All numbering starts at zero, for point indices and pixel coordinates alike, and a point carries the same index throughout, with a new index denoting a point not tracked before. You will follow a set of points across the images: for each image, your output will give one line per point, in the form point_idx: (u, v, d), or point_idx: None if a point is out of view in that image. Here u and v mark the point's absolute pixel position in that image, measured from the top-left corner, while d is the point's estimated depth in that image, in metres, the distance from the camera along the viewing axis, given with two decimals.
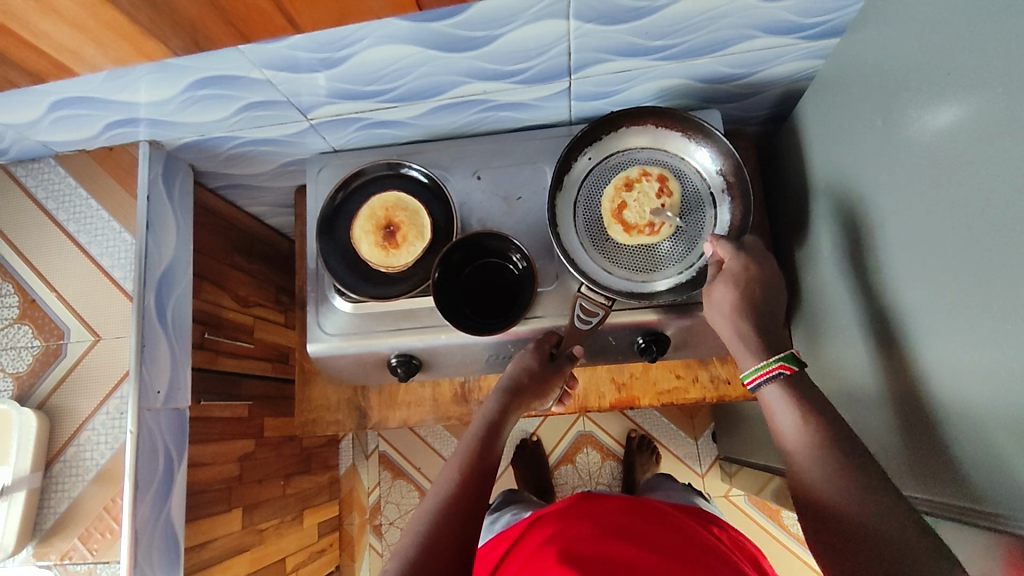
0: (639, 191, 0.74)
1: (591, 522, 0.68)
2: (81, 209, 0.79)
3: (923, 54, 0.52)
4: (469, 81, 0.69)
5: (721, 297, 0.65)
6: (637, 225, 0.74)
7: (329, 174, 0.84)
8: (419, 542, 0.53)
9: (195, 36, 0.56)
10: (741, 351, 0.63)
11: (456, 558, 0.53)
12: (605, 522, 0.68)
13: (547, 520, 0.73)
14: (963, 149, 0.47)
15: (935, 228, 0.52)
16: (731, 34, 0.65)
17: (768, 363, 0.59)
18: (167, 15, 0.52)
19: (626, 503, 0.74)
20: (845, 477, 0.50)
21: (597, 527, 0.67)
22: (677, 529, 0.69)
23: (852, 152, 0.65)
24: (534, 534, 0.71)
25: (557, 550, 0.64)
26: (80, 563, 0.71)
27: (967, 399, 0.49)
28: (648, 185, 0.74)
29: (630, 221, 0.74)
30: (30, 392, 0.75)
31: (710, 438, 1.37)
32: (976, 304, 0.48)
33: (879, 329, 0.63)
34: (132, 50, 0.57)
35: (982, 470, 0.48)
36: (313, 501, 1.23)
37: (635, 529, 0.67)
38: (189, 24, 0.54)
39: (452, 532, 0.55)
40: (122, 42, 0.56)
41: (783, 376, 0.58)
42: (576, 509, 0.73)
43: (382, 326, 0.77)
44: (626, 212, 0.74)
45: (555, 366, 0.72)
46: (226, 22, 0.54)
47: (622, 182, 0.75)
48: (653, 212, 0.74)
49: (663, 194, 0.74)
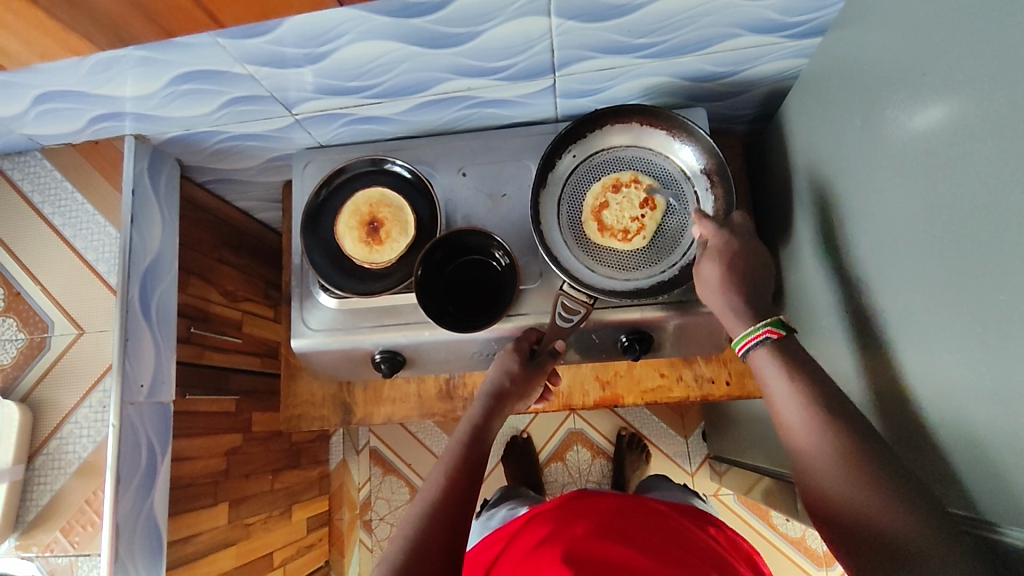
0: (624, 196, 0.75)
1: (584, 521, 0.69)
2: (65, 202, 0.79)
3: (903, 54, 0.51)
4: (452, 77, 0.69)
5: (709, 275, 0.64)
6: (608, 227, 0.74)
7: (315, 170, 0.84)
8: (407, 547, 0.54)
9: (118, 34, 0.56)
10: (733, 322, 0.61)
11: (444, 563, 0.53)
12: (600, 521, 0.69)
13: (541, 519, 0.73)
14: (941, 149, 0.47)
15: (914, 228, 0.52)
16: (715, 32, 0.65)
17: (756, 328, 0.58)
18: (87, 12, 0.52)
19: (616, 501, 0.74)
20: (847, 472, 0.48)
21: (589, 526, 0.67)
22: (669, 529, 0.69)
23: (833, 152, 0.65)
24: (527, 535, 0.71)
25: (549, 551, 0.64)
26: (61, 555, 0.72)
27: (947, 399, 0.50)
28: (631, 193, 0.75)
29: (603, 220, 0.74)
30: (14, 384, 0.75)
31: (700, 436, 1.37)
32: (953, 306, 0.48)
33: (860, 329, 0.63)
34: (71, 43, 0.57)
35: (965, 473, 0.49)
36: (302, 496, 1.23)
37: (626, 527, 0.68)
38: (149, 14, 0.53)
39: (439, 537, 0.55)
40: (45, 38, 0.56)
41: (772, 342, 0.57)
42: (568, 509, 0.73)
43: (365, 323, 0.77)
44: (605, 211, 0.74)
45: (536, 365, 0.72)
46: (146, 19, 0.54)
47: (612, 182, 0.75)
48: (632, 221, 0.74)
49: (643, 207, 0.74)
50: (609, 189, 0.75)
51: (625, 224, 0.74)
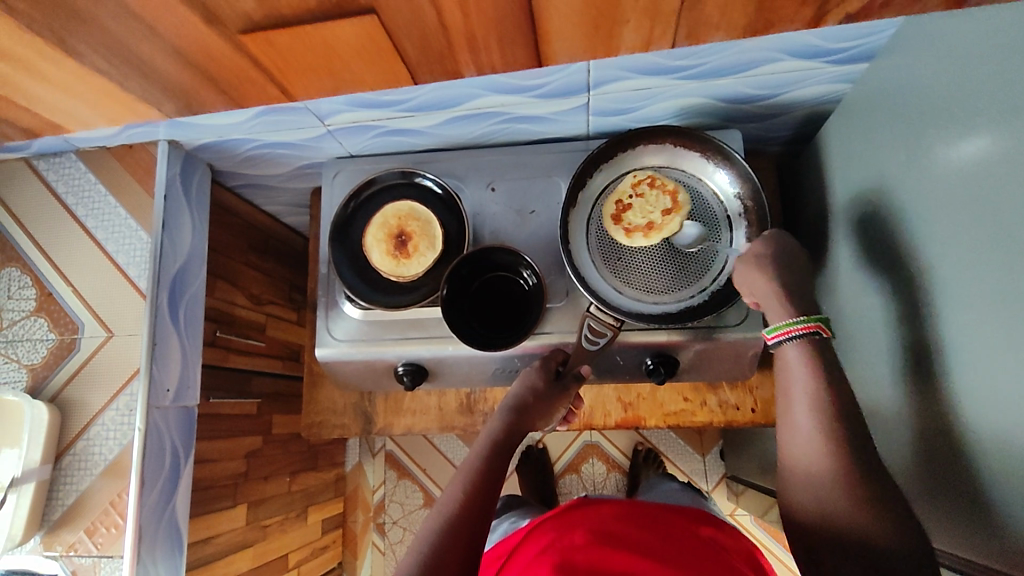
0: (641, 206, 0.72)
1: (588, 529, 0.68)
2: (99, 205, 0.80)
3: (953, 89, 0.50)
4: (485, 94, 0.69)
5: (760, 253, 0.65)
6: (655, 185, 0.72)
7: (344, 180, 0.84)
8: (423, 561, 0.53)
9: None
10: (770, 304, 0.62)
11: None
12: (602, 529, 0.68)
13: (542, 529, 0.72)
14: (995, 191, 0.45)
15: (960, 269, 0.50)
16: (757, 56, 0.63)
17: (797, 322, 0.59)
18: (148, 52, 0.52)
19: (618, 509, 0.73)
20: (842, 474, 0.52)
21: (594, 536, 0.66)
22: (672, 532, 0.68)
23: (876, 181, 0.63)
24: (530, 544, 0.70)
25: (549, 562, 0.63)
26: (85, 556, 0.73)
27: (985, 441, 0.48)
28: (636, 212, 0.72)
29: (676, 199, 0.71)
30: (44, 384, 0.76)
31: (718, 455, 1.35)
32: (999, 354, 0.46)
33: (896, 364, 0.61)
34: None
35: (1004, 526, 0.46)
36: (317, 498, 1.24)
37: (631, 534, 0.67)
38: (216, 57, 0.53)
39: (453, 554, 0.54)
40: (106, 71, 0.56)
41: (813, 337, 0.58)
42: (571, 517, 0.72)
43: (389, 335, 0.77)
44: (666, 196, 0.72)
45: (561, 386, 0.71)
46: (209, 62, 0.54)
47: (649, 231, 0.71)
48: (633, 197, 0.73)
49: (629, 196, 0.73)
50: (658, 228, 0.71)
51: (656, 189, 0.72)
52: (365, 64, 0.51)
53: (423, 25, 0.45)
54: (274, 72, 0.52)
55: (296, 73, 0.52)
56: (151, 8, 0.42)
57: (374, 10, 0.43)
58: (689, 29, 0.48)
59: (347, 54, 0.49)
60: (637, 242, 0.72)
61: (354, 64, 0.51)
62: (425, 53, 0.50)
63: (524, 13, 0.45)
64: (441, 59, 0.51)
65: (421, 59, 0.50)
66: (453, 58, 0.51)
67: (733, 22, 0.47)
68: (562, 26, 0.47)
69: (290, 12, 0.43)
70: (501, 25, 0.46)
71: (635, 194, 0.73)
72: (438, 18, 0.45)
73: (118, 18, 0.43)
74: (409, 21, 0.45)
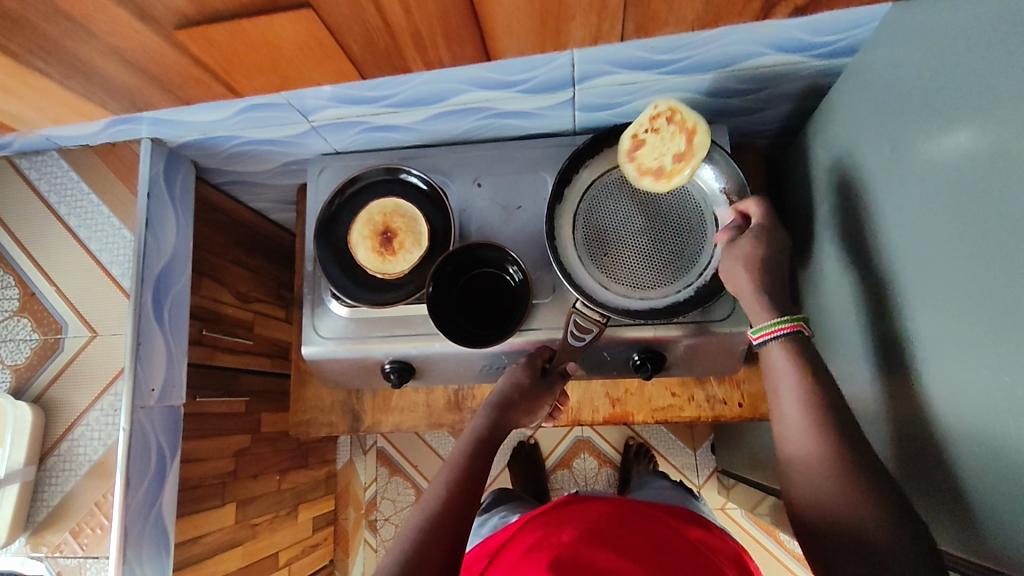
0: (654, 143, 0.67)
1: (574, 528, 0.67)
2: (81, 203, 0.79)
3: (934, 84, 0.50)
4: (470, 89, 0.68)
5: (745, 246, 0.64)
6: (673, 120, 0.66)
7: (330, 176, 0.84)
8: (406, 557, 0.53)
9: None
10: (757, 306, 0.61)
11: None
12: (589, 527, 0.68)
13: (528, 529, 0.72)
14: (972, 185, 0.46)
15: (939, 264, 0.50)
16: (741, 50, 0.63)
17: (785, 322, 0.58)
18: None
19: (604, 507, 0.73)
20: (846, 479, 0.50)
21: (581, 534, 0.66)
22: (658, 531, 0.68)
23: (859, 174, 0.63)
24: (516, 543, 0.70)
25: (536, 561, 0.63)
26: (70, 557, 0.72)
27: (962, 431, 0.48)
28: (649, 151, 0.67)
29: (691, 142, 0.64)
30: (28, 384, 0.76)
31: (709, 449, 1.36)
32: (975, 347, 0.46)
33: (879, 355, 0.61)
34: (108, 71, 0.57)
35: (984, 517, 0.47)
36: (307, 496, 1.23)
37: (618, 533, 0.67)
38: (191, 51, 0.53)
39: (435, 551, 0.54)
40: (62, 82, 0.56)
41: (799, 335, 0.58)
42: (557, 516, 0.72)
43: (376, 332, 0.76)
44: (682, 137, 0.65)
45: (547, 384, 0.72)
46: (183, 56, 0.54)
47: (661, 175, 0.67)
48: (648, 133, 0.68)
49: (644, 133, 0.68)
50: (669, 174, 0.66)
51: (672, 127, 0.66)
52: (316, 69, 0.52)
53: (365, 21, 0.45)
54: (219, 70, 0.52)
55: (242, 73, 0.52)
56: (88, 11, 0.41)
57: (312, 5, 0.43)
58: (635, 20, 0.48)
59: (301, 53, 0.49)
60: (649, 186, 0.68)
61: (309, 71, 0.52)
62: (373, 54, 0.50)
63: (467, 9, 0.44)
64: (389, 57, 0.51)
65: (368, 59, 0.51)
66: (402, 59, 0.51)
67: (682, 16, 0.47)
68: (507, 23, 0.47)
69: (227, 12, 0.42)
70: (446, 21, 0.46)
71: (652, 130, 0.67)
72: (379, 14, 0.44)
73: (56, 24, 0.42)
74: (352, 17, 0.44)
